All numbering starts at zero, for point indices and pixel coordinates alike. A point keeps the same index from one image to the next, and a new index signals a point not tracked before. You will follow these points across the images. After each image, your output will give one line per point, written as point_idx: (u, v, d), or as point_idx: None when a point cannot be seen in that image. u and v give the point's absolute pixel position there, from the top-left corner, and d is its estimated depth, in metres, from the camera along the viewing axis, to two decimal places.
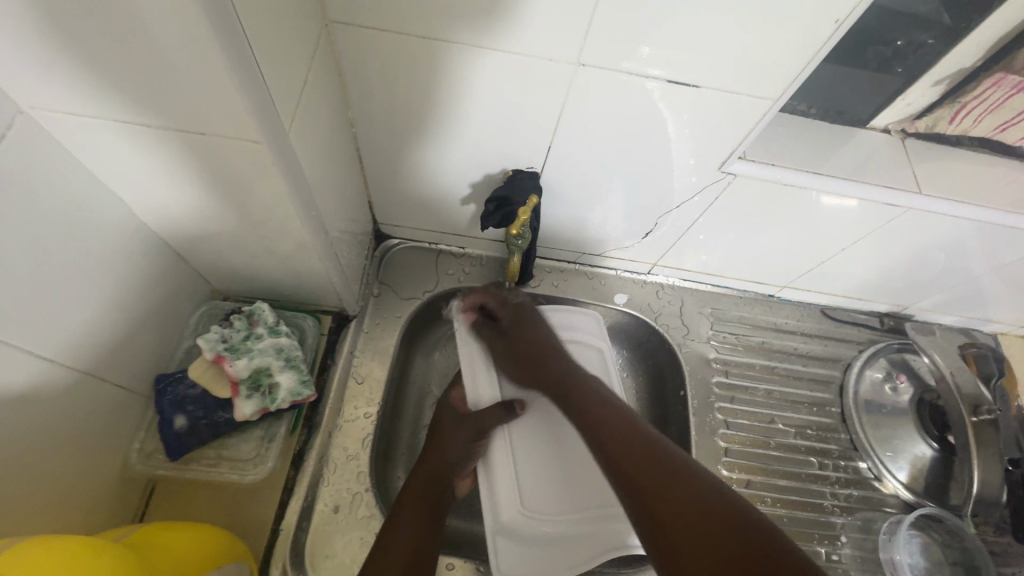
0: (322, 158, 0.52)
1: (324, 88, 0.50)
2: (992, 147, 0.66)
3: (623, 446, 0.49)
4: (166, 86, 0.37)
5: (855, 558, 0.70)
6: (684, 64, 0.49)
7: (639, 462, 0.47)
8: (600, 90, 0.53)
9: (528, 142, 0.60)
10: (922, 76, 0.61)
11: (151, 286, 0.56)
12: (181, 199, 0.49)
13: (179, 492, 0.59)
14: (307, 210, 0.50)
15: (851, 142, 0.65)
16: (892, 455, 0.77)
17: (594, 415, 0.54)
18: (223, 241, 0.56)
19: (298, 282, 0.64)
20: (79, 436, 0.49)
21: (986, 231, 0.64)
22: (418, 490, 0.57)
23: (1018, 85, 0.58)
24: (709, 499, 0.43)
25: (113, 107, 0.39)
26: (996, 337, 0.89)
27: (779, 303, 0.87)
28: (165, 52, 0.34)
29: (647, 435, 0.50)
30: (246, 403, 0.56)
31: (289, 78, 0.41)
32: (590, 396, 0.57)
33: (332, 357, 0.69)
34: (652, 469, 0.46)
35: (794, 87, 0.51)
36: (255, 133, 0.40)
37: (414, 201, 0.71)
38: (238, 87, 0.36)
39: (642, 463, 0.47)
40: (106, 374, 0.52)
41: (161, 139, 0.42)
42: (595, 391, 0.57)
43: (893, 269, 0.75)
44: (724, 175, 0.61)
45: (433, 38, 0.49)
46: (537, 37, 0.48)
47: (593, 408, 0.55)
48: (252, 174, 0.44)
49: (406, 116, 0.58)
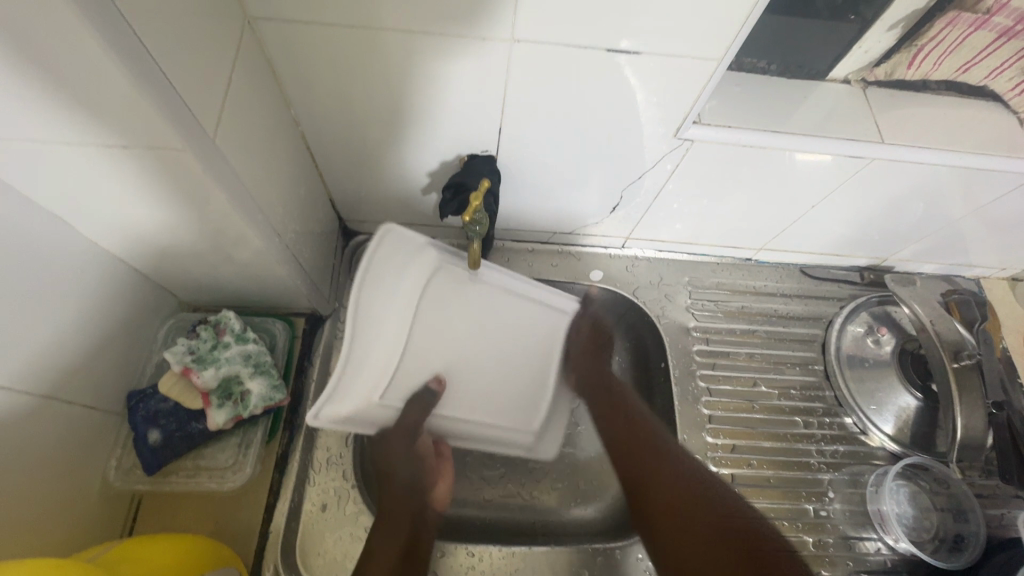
0: (261, 160, 0.50)
1: (255, 88, 0.48)
2: (958, 89, 0.65)
3: (643, 469, 0.61)
4: (79, 99, 0.35)
5: (844, 512, 0.71)
6: (623, 31, 0.48)
7: (652, 475, 0.60)
8: (541, 67, 0.52)
9: (477, 126, 0.59)
10: (876, 22, 0.60)
11: (111, 305, 0.55)
12: (121, 214, 0.48)
13: (165, 505, 0.59)
14: (253, 216, 0.50)
15: (811, 96, 0.63)
16: (877, 409, 0.77)
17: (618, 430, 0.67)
18: (178, 253, 0.55)
19: (263, 287, 0.63)
20: (52, 462, 0.49)
21: (956, 175, 0.63)
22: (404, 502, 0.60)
23: (973, 23, 0.58)
24: (698, 491, 0.56)
25: (26, 131, 0.37)
26: (979, 281, 0.89)
27: (757, 265, 0.86)
28: (67, 63, 0.32)
29: (660, 449, 0.62)
30: (218, 412, 0.56)
31: (207, 81, 0.40)
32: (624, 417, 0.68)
33: (309, 358, 0.69)
34: (658, 481, 0.59)
35: (739, 43, 0.49)
36: (178, 142, 0.39)
37: (375, 194, 0.71)
38: (145, 97, 0.35)
39: (655, 476, 0.59)
40: (73, 398, 0.51)
41: (84, 157, 0.40)
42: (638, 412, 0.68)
43: (868, 222, 0.74)
44: (681, 141, 0.60)
45: (360, 28, 0.47)
46: (464, 18, 0.46)
47: (618, 426, 0.67)
48: (191, 186, 0.44)
49: (349, 107, 0.57)
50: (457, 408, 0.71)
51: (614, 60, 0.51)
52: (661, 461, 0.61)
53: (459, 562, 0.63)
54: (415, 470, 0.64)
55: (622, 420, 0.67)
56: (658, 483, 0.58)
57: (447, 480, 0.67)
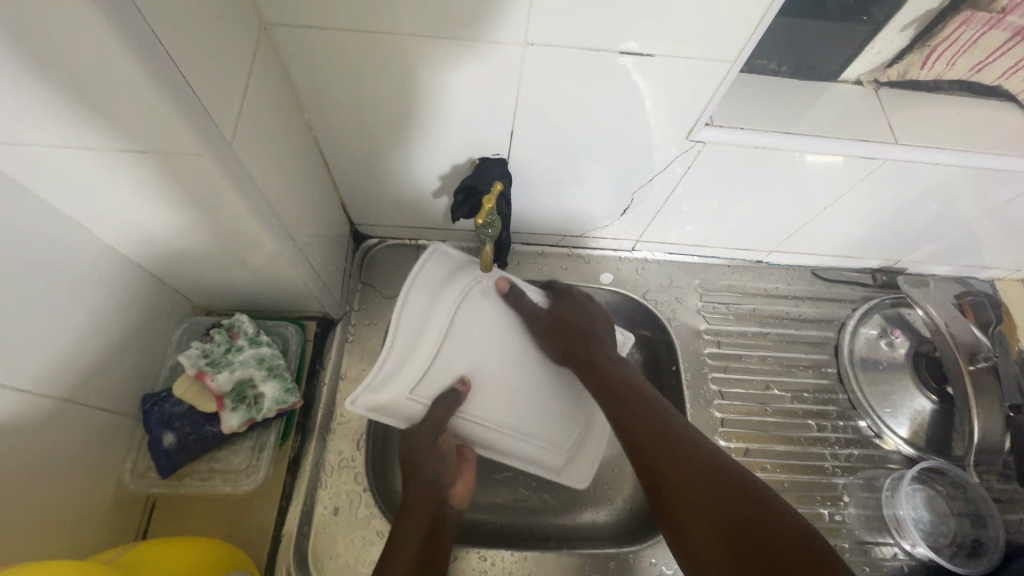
0: (275, 165, 0.51)
1: (270, 93, 0.49)
2: (972, 89, 0.64)
3: (638, 422, 0.59)
4: (99, 103, 0.36)
5: (859, 516, 0.70)
6: (637, 34, 0.48)
7: (647, 435, 0.57)
8: (553, 70, 0.52)
9: (488, 129, 0.59)
10: (889, 22, 0.60)
11: (127, 308, 0.56)
12: (137, 218, 0.48)
13: (179, 507, 0.59)
14: (268, 219, 0.50)
15: (824, 97, 0.63)
16: (891, 412, 0.76)
17: (608, 376, 0.66)
18: (193, 257, 0.55)
19: (276, 291, 0.64)
20: (69, 464, 0.50)
21: (971, 176, 0.62)
22: (420, 503, 0.59)
23: (989, 22, 0.57)
24: (713, 464, 0.52)
25: (47, 135, 0.38)
26: (994, 283, 0.88)
27: (767, 268, 0.86)
28: (89, 68, 0.33)
29: (661, 411, 0.59)
30: (232, 415, 0.56)
31: (225, 85, 0.41)
32: (614, 368, 0.67)
33: (321, 362, 0.69)
34: (653, 438, 0.56)
35: (751, 44, 0.49)
36: (197, 147, 0.39)
37: (386, 198, 0.71)
38: (164, 101, 0.35)
39: (648, 434, 0.57)
40: (89, 400, 0.52)
41: (102, 160, 0.41)
42: (624, 371, 0.66)
43: (881, 223, 0.74)
44: (693, 143, 0.60)
45: (373, 32, 0.48)
46: (478, 22, 0.47)
47: (610, 373, 0.66)
48: (207, 190, 0.44)
49: (362, 112, 0.57)
50: (481, 409, 0.70)
51: (626, 63, 0.50)
52: (656, 432, 0.57)
53: (472, 566, 0.63)
54: (437, 468, 0.62)
55: (619, 376, 0.65)
56: (667, 436, 0.56)
57: (467, 479, 0.64)
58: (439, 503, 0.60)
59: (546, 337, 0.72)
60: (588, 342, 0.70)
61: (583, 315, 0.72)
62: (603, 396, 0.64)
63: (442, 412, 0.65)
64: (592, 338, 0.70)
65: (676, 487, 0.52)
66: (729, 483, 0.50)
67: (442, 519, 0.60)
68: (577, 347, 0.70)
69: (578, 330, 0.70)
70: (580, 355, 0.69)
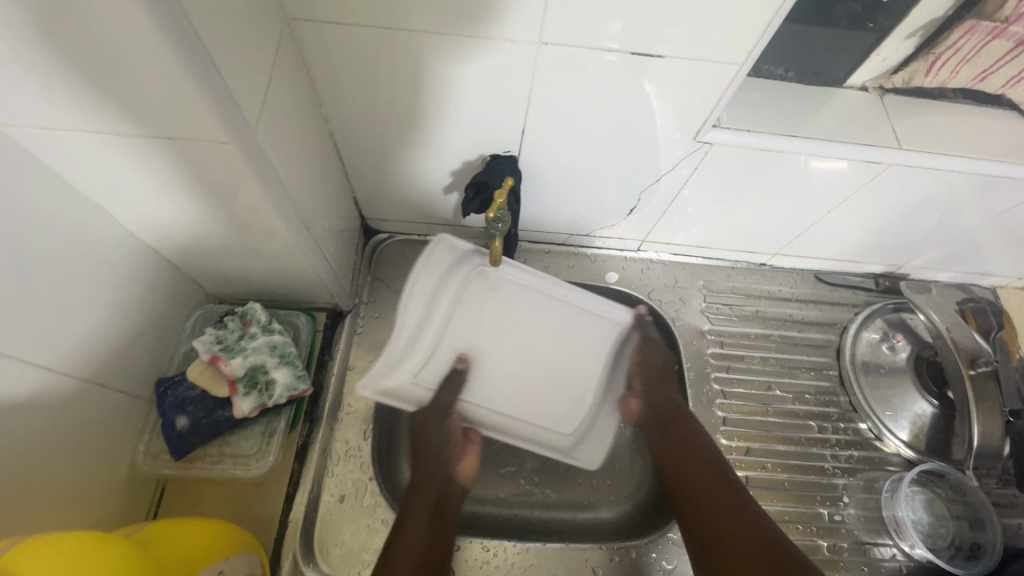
0: (294, 156, 0.52)
1: (291, 87, 0.50)
2: (975, 97, 0.65)
3: (693, 473, 0.62)
4: (131, 89, 0.37)
5: (859, 517, 0.71)
6: (649, 35, 0.49)
7: (683, 474, 0.63)
8: (565, 69, 0.53)
9: (500, 126, 0.61)
10: (895, 29, 0.61)
11: (145, 293, 0.57)
12: (159, 205, 0.50)
13: (189, 490, 0.61)
14: (285, 208, 0.51)
15: (830, 102, 0.64)
16: (892, 415, 0.77)
17: (678, 437, 0.67)
18: (210, 246, 0.57)
19: (288, 281, 0.65)
20: (85, 443, 0.51)
21: (974, 182, 0.63)
22: (428, 481, 0.62)
23: (993, 32, 0.59)
24: (743, 509, 0.57)
25: (81, 119, 0.39)
26: (995, 290, 0.88)
27: (771, 271, 0.87)
28: (125, 55, 0.34)
29: (710, 457, 0.64)
30: (244, 400, 0.58)
31: (251, 76, 0.42)
32: (683, 422, 0.68)
33: (330, 352, 0.70)
34: (694, 485, 0.61)
35: (760, 48, 0.50)
36: (222, 134, 0.40)
37: (398, 193, 0.72)
38: (195, 89, 0.36)
39: (690, 483, 0.61)
40: (106, 381, 0.53)
41: (131, 146, 0.42)
42: (687, 419, 0.69)
43: (884, 228, 0.75)
44: (700, 144, 0.61)
45: (392, 29, 0.49)
46: (494, 20, 0.48)
47: (677, 431, 0.67)
48: (229, 178, 0.45)
49: (377, 107, 0.58)
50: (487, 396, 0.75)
51: (637, 64, 0.52)
52: (713, 491, 0.59)
53: (474, 556, 0.63)
54: (443, 446, 0.66)
55: (683, 428, 0.67)
56: (693, 472, 0.62)
57: (473, 460, 0.67)
58: (447, 480, 0.63)
59: (647, 389, 0.73)
60: (677, 422, 0.68)
61: (654, 362, 0.75)
62: (659, 443, 0.68)
63: (447, 398, 0.70)
64: (674, 413, 0.69)
65: (706, 523, 0.57)
66: (739, 525, 0.55)
67: (449, 494, 0.63)
68: (655, 388, 0.73)
69: (659, 372, 0.74)
70: (658, 416, 0.70)
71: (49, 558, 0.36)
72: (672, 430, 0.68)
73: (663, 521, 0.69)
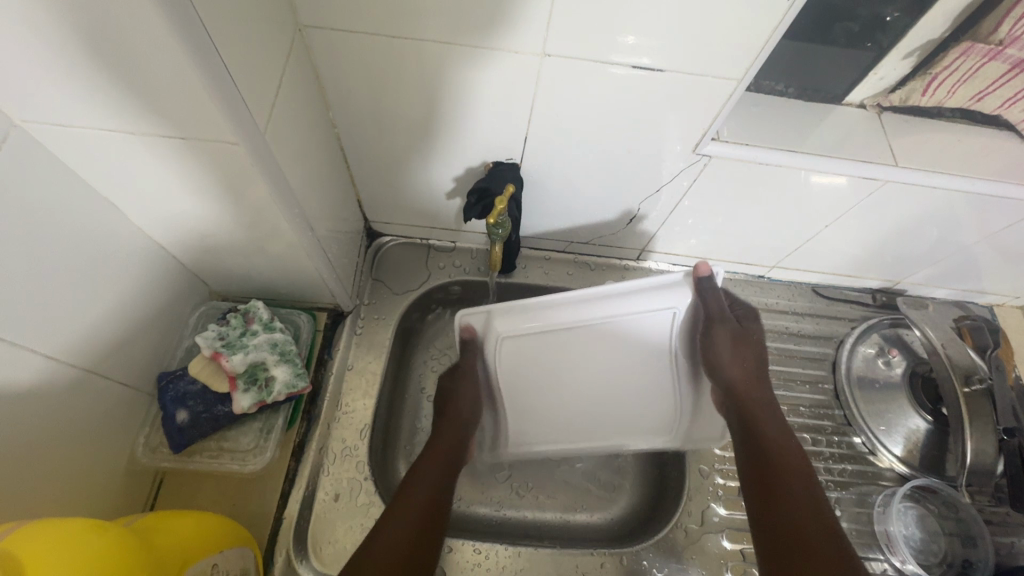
0: (301, 159, 0.53)
1: (300, 91, 0.52)
2: (971, 118, 0.66)
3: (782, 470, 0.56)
4: (146, 89, 0.38)
5: (851, 531, 0.71)
6: (650, 50, 0.50)
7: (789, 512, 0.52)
8: (568, 79, 0.54)
9: (503, 135, 0.62)
10: (893, 49, 0.62)
11: (151, 289, 0.58)
12: (168, 202, 0.51)
13: (187, 484, 0.61)
14: (291, 209, 0.52)
15: (828, 118, 0.65)
16: (886, 430, 0.77)
17: (772, 443, 0.58)
18: (216, 244, 0.58)
19: (291, 280, 0.66)
20: (86, 433, 0.52)
21: (969, 201, 0.64)
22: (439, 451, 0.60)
23: (988, 54, 0.58)
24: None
25: (97, 116, 0.40)
26: (992, 309, 0.89)
27: (769, 283, 0.88)
28: (141, 57, 0.36)
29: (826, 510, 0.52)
30: (243, 396, 0.58)
31: (261, 80, 0.43)
32: (772, 424, 0.60)
33: (329, 351, 0.71)
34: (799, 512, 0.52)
35: (758, 65, 0.51)
36: (232, 135, 0.41)
37: (402, 197, 0.73)
38: (208, 90, 0.37)
39: (797, 512, 0.52)
40: (110, 373, 0.54)
41: (144, 144, 0.43)
42: (777, 421, 0.61)
43: (881, 244, 0.76)
44: (699, 156, 0.62)
45: (400, 38, 0.50)
46: (500, 31, 0.49)
47: (772, 435, 0.59)
48: (237, 177, 0.46)
49: (383, 113, 0.60)
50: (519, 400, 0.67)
51: (639, 76, 0.53)
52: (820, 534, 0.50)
53: (466, 559, 0.64)
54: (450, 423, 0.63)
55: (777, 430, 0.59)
56: (785, 476, 0.55)
57: (487, 434, 0.67)
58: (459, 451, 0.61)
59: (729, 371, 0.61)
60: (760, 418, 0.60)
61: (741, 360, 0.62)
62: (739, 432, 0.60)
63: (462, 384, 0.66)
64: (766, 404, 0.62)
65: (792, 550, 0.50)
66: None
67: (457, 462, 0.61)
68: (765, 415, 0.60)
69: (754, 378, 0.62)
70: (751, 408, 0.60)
71: (49, 548, 0.36)
72: (759, 422, 0.60)
73: (654, 529, 0.69)
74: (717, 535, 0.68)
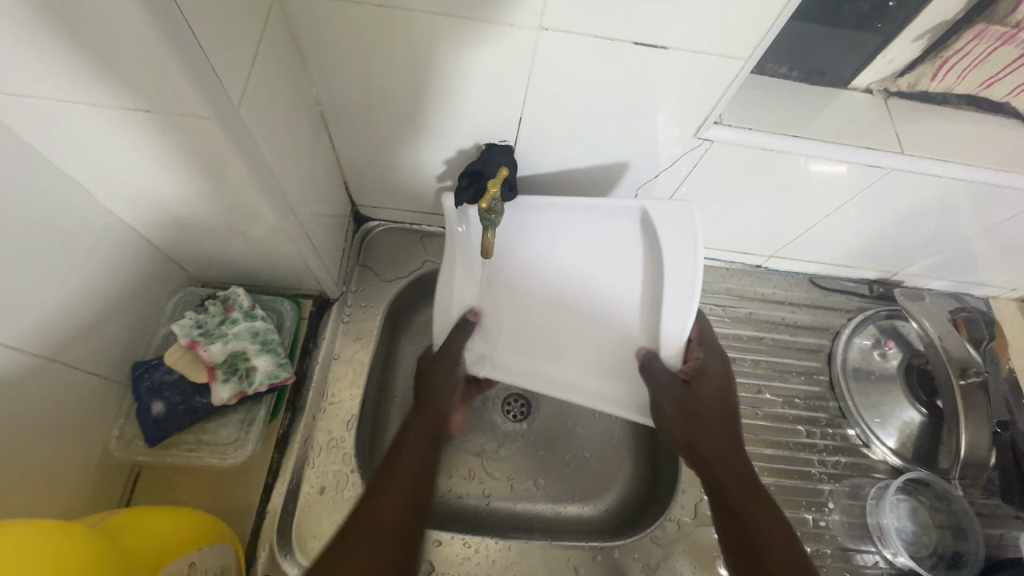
0: (282, 137, 0.50)
1: (280, 63, 0.48)
2: (980, 105, 0.65)
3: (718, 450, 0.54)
4: (106, 57, 0.35)
5: (843, 523, 0.71)
6: (654, 26, 0.47)
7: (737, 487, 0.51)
8: (565, 55, 0.51)
9: (497, 115, 0.59)
10: (903, 33, 0.60)
11: (124, 273, 0.55)
12: (137, 181, 0.48)
13: (164, 476, 0.59)
14: (271, 190, 0.49)
15: (834, 103, 0.63)
16: (880, 422, 0.77)
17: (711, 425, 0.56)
18: (192, 227, 0.55)
19: (273, 266, 0.63)
20: (55, 426, 0.49)
21: (971, 190, 0.62)
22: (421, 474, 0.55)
23: (1001, 37, 0.57)
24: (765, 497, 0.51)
25: (51, 85, 0.37)
26: (989, 301, 0.88)
27: (766, 273, 0.86)
28: (96, 18, 0.32)
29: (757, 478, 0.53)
30: (222, 387, 0.56)
31: (236, 50, 0.40)
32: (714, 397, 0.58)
33: (314, 340, 0.69)
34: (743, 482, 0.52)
35: (766, 43, 0.49)
36: (203, 109, 0.38)
37: (391, 179, 0.70)
38: (174, 57, 0.34)
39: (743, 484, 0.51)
40: (79, 363, 0.51)
41: (105, 117, 0.40)
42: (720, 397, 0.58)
43: (882, 235, 0.74)
44: (701, 141, 0.60)
45: (387, 7, 0.47)
46: (493, 2, 0.46)
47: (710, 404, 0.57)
48: (211, 155, 0.43)
49: (371, 88, 0.56)
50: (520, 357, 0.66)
51: (640, 53, 0.50)
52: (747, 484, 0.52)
53: (456, 553, 0.62)
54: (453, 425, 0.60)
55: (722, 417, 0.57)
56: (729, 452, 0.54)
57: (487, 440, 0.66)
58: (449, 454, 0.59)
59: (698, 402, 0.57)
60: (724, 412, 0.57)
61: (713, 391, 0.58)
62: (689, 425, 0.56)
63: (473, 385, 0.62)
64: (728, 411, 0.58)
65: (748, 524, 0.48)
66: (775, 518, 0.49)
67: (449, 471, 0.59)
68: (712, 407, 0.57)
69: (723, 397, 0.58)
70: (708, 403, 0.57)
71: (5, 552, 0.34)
72: (708, 413, 0.57)
73: (647, 520, 0.68)
74: (710, 528, 0.67)
